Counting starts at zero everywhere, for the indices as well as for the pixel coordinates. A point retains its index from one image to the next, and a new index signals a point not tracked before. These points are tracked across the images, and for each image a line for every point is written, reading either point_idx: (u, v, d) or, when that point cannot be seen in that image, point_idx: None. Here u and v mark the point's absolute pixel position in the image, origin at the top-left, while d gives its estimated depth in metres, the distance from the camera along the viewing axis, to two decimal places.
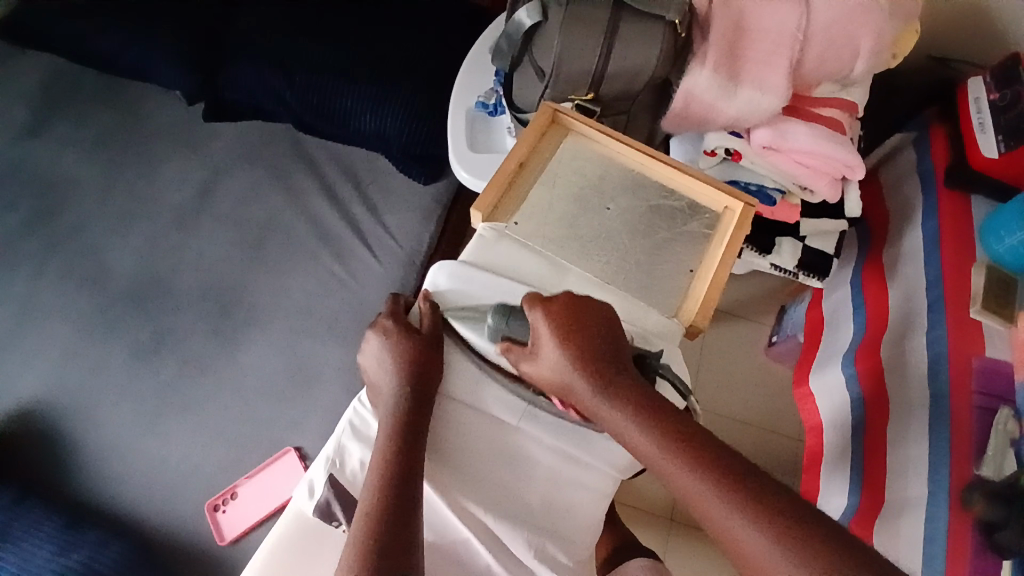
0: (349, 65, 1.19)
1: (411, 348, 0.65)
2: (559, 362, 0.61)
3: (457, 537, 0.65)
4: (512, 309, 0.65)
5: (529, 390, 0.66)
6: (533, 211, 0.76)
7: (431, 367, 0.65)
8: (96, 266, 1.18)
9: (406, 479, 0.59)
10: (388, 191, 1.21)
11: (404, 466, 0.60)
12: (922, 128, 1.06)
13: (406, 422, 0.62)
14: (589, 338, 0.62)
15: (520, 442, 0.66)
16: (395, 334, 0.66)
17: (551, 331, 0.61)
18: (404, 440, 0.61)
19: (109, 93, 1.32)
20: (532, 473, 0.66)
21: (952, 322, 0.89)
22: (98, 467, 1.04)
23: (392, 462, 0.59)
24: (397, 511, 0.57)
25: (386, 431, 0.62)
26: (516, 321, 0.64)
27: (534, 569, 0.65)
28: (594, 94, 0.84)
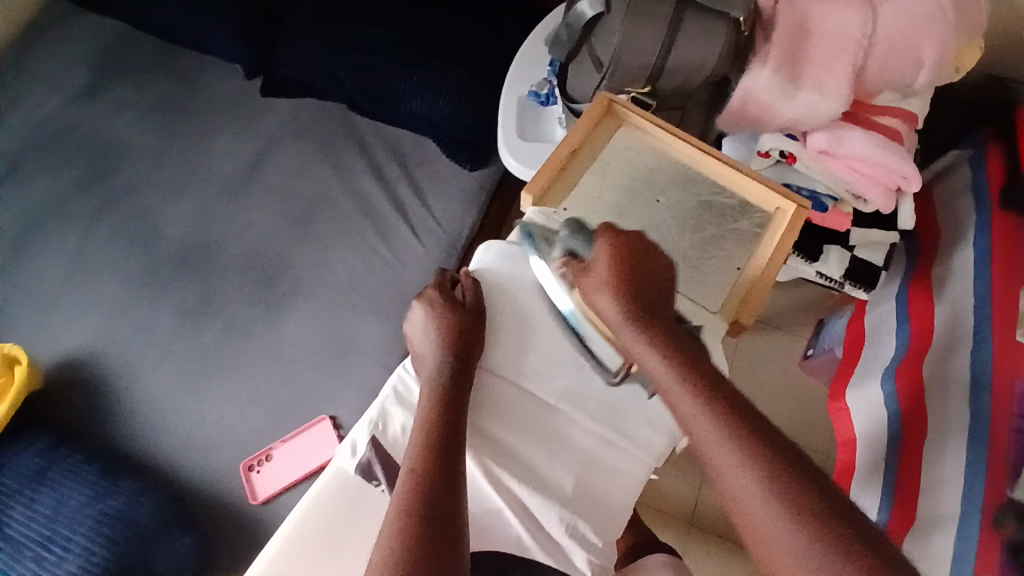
0: (404, 49, 1.21)
1: (458, 318, 0.67)
2: (609, 286, 0.64)
3: (491, 507, 0.66)
4: (583, 228, 0.67)
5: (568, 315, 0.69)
6: (583, 198, 0.78)
7: (475, 337, 0.67)
8: (149, 227, 1.22)
9: (451, 439, 0.61)
10: (434, 175, 1.23)
11: (448, 427, 0.62)
12: (979, 146, 1.04)
13: (450, 388, 0.64)
14: (643, 276, 0.64)
15: (558, 421, 0.68)
16: (441, 305, 0.68)
17: (608, 254, 0.64)
18: (448, 403, 0.63)
19: (173, 64, 1.37)
20: (569, 453, 0.67)
21: (997, 342, 0.87)
22: (141, 420, 1.08)
23: (436, 422, 0.62)
24: (443, 468, 0.59)
25: (430, 395, 0.64)
26: (582, 240, 0.67)
27: (567, 547, 0.65)
28: (651, 88, 0.85)
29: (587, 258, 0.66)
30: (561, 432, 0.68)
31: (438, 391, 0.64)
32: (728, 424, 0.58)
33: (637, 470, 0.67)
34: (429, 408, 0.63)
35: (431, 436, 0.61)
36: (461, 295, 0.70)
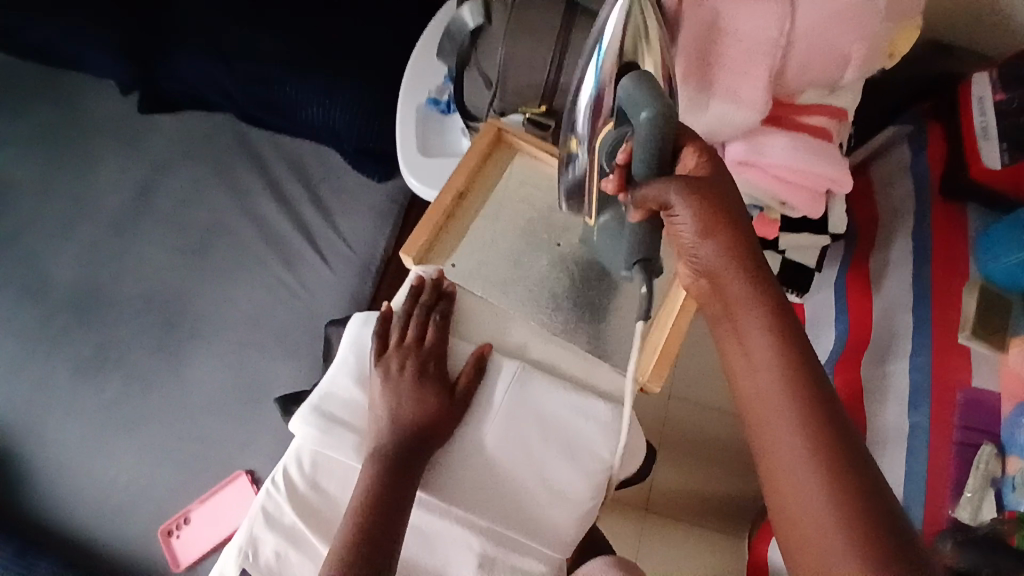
0: (289, 48, 1.06)
1: (399, 403, 0.58)
2: (685, 216, 0.48)
3: None
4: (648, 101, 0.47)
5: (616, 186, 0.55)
6: (472, 250, 0.69)
7: (431, 423, 0.59)
8: (34, 276, 1.11)
9: (386, 535, 0.53)
10: (340, 190, 1.13)
11: (383, 525, 0.53)
12: (916, 122, 0.96)
13: (385, 484, 0.55)
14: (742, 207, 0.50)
15: (452, 524, 0.59)
16: (401, 381, 0.59)
17: (683, 189, 0.48)
18: (384, 502, 0.54)
19: (37, 81, 1.21)
20: (461, 558, 0.59)
21: (935, 347, 0.83)
22: (48, 489, 1.01)
23: (366, 524, 0.53)
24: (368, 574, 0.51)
25: (360, 495, 0.55)
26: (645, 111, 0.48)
27: None
28: (546, 108, 0.73)
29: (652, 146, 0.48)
30: (452, 536, 0.59)
31: (372, 485, 0.55)
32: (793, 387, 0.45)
33: (540, 570, 0.60)
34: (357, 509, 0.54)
35: (362, 538, 0.53)
36: (401, 361, 0.60)
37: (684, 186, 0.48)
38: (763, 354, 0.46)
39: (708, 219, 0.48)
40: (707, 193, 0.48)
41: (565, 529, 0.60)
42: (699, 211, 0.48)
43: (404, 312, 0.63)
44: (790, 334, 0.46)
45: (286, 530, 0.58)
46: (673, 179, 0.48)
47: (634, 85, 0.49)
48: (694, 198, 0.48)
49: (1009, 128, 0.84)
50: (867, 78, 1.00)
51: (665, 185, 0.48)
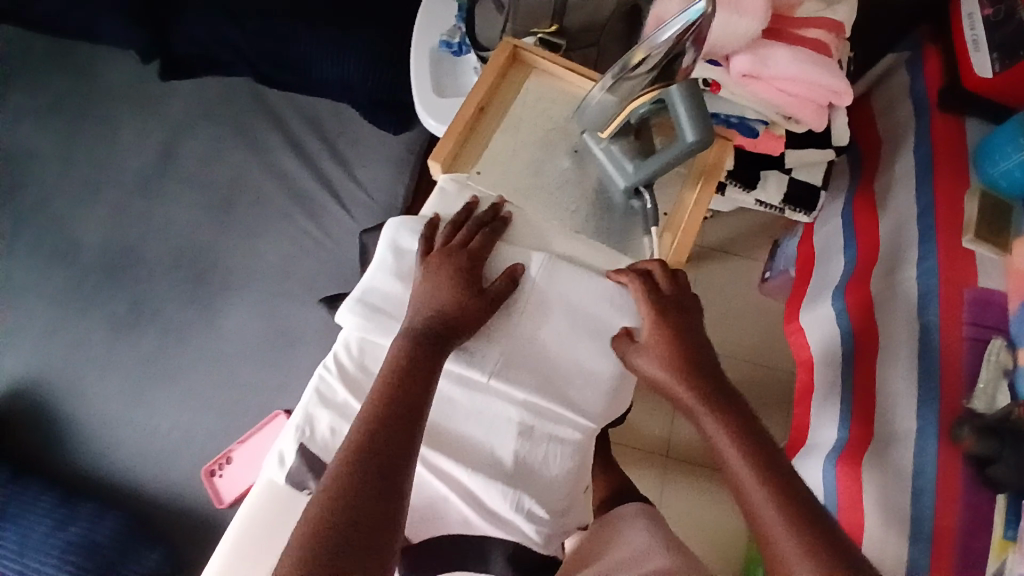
0: (303, 4, 1.09)
1: (441, 285, 0.61)
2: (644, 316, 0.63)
3: (434, 493, 0.63)
4: (696, 108, 0.61)
5: (622, 150, 0.69)
6: (494, 158, 0.72)
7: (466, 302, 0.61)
8: (64, 239, 1.13)
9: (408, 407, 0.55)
10: (357, 143, 1.18)
11: (409, 397, 0.55)
12: (915, 48, 1.02)
13: (414, 358, 0.57)
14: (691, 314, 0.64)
15: (493, 397, 0.63)
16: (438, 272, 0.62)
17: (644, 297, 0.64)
18: (408, 379, 0.56)
19: (57, 55, 1.23)
20: (502, 429, 0.62)
21: (942, 248, 0.87)
22: (90, 440, 1.04)
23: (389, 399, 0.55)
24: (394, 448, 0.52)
25: (386, 371, 0.56)
26: (689, 111, 0.62)
27: (509, 521, 0.62)
28: (557, 27, 0.78)
29: (694, 142, 0.62)
30: (494, 409, 0.63)
31: (399, 361, 0.57)
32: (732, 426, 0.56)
33: (576, 438, 0.63)
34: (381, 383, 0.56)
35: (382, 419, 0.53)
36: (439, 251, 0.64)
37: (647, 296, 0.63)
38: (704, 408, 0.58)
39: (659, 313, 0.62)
40: (676, 334, 0.62)
41: (597, 405, 0.63)
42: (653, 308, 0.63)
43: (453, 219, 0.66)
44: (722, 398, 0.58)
45: (339, 406, 0.61)
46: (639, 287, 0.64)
47: (687, 104, 0.61)
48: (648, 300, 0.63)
49: (999, 38, 0.90)
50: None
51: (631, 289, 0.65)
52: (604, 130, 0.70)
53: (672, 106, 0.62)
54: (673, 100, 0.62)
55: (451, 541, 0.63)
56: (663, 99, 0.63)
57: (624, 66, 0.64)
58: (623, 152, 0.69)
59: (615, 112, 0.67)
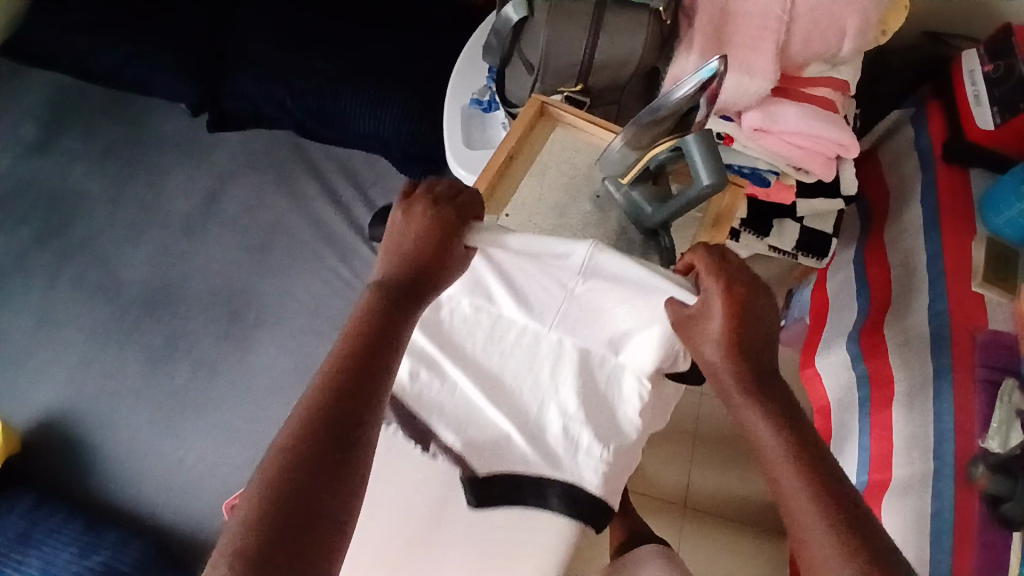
0: (346, 65, 1.18)
1: (415, 244, 0.58)
2: (717, 321, 0.55)
3: (501, 432, 0.76)
4: (710, 155, 0.67)
5: (641, 196, 0.74)
6: (523, 202, 0.78)
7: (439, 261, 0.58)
8: (107, 275, 1.20)
9: (366, 371, 0.54)
10: (388, 191, 1.24)
11: (371, 360, 0.55)
12: (918, 106, 1.08)
13: (376, 319, 0.56)
14: (767, 311, 0.56)
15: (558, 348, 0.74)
16: (416, 225, 0.59)
17: (720, 297, 0.55)
18: (369, 343, 0.55)
19: (113, 107, 1.33)
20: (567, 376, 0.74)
21: (952, 295, 0.90)
22: (120, 470, 1.07)
23: (346, 365, 0.54)
24: (350, 413, 0.52)
25: (347, 336, 0.56)
26: (705, 157, 0.67)
27: (568, 458, 0.75)
28: (583, 86, 0.85)
29: (710, 184, 0.67)
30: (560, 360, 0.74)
31: (362, 322, 0.56)
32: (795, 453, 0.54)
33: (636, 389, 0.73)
34: (343, 349, 0.55)
35: (340, 385, 0.53)
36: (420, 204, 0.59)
37: (722, 295, 0.55)
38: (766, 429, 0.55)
39: (734, 318, 0.54)
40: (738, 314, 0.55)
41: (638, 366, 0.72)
42: (729, 311, 0.54)
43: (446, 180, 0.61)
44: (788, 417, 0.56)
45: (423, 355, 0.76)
46: (716, 280, 0.55)
47: (704, 152, 0.67)
48: (728, 303, 0.54)
49: (998, 94, 0.96)
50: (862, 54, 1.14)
51: (711, 284, 0.55)
52: (625, 175, 0.75)
53: (687, 152, 0.68)
54: (689, 148, 0.68)
55: (512, 476, 0.75)
56: (680, 147, 0.69)
57: (649, 112, 0.68)
58: (641, 196, 0.74)
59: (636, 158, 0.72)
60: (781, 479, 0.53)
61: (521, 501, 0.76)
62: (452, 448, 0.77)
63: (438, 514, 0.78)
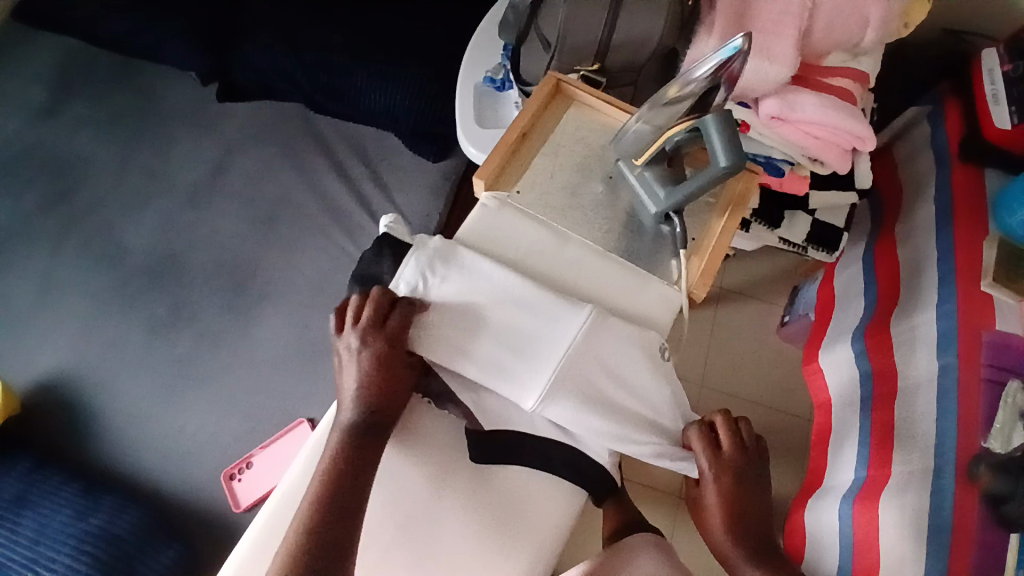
0: (359, 39, 1.17)
1: (359, 378, 0.68)
2: (710, 488, 0.69)
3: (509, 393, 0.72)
4: (729, 135, 0.66)
5: (657, 178, 0.73)
6: (534, 180, 0.77)
7: (387, 392, 0.68)
8: (113, 242, 1.19)
9: (347, 506, 0.62)
10: (397, 169, 1.23)
11: (350, 491, 0.63)
12: (935, 102, 1.07)
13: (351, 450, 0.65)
14: (750, 478, 0.70)
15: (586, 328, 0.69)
16: (368, 358, 0.68)
17: (711, 467, 0.68)
18: (344, 479, 0.63)
19: (122, 74, 1.32)
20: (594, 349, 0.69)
21: (961, 294, 0.89)
22: (118, 436, 1.07)
23: (332, 490, 0.62)
24: (336, 544, 0.59)
25: (324, 468, 0.64)
26: (724, 137, 0.66)
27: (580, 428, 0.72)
28: (600, 65, 0.84)
29: (729, 165, 0.66)
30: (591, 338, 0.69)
31: (342, 458, 0.64)
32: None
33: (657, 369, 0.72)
34: (319, 486, 0.63)
35: (323, 522, 0.60)
36: (358, 339, 0.68)
37: (711, 466, 0.68)
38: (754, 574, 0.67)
39: (722, 488, 0.68)
40: (731, 495, 0.68)
41: (641, 366, 0.71)
42: (717, 481, 0.68)
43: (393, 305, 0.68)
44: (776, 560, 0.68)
45: (434, 317, 0.70)
46: (708, 455, 0.69)
47: (721, 132, 0.66)
48: (718, 474, 0.68)
49: (1017, 93, 0.94)
50: (885, 48, 1.18)
51: (702, 461, 0.69)
52: (639, 156, 0.74)
53: (706, 134, 0.67)
54: (707, 129, 0.67)
55: (515, 439, 0.72)
56: (698, 128, 0.68)
57: (674, 93, 0.68)
58: (656, 179, 0.73)
59: (651, 139, 0.72)
60: None
61: (521, 462, 0.73)
62: (462, 403, 0.71)
63: (438, 472, 0.72)
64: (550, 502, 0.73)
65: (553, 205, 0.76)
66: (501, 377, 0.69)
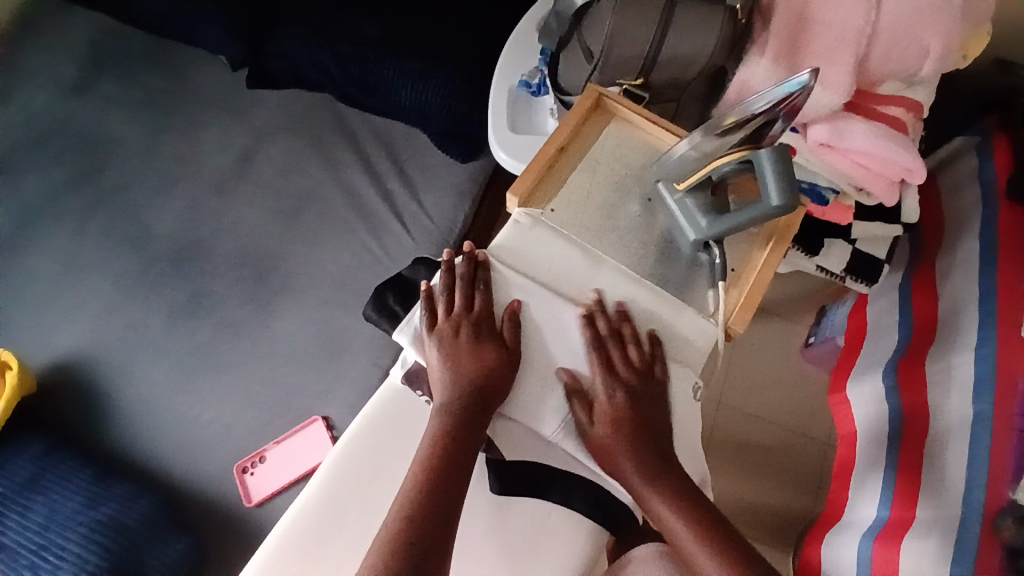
0: (395, 34, 1.14)
1: (446, 363, 0.66)
2: (593, 367, 0.68)
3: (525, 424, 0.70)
4: (784, 169, 0.63)
5: (700, 205, 0.71)
6: (570, 198, 0.75)
7: (489, 377, 0.66)
8: (137, 226, 1.18)
9: (445, 486, 0.62)
10: (426, 168, 1.21)
11: (450, 474, 0.63)
12: (985, 134, 1.03)
13: (455, 435, 0.64)
14: (632, 365, 0.68)
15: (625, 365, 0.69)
16: (461, 341, 0.66)
17: (591, 346, 0.68)
18: (447, 461, 0.64)
19: (155, 54, 1.31)
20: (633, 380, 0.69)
21: (1000, 338, 0.85)
22: (135, 423, 1.07)
23: (436, 472, 0.63)
24: (437, 524, 0.60)
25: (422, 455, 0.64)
26: (779, 171, 0.63)
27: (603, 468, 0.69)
28: (644, 81, 0.81)
29: (782, 204, 0.63)
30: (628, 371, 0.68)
31: (441, 438, 0.64)
32: (660, 477, 0.65)
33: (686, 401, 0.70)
34: (421, 469, 0.63)
35: (421, 508, 0.61)
36: (450, 330, 0.67)
37: (592, 344, 0.68)
38: (626, 460, 0.65)
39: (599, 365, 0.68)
40: (630, 416, 0.66)
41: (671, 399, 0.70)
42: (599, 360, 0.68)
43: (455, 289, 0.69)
44: (658, 454, 0.66)
45: None
46: (589, 331, 0.69)
47: (776, 169, 0.63)
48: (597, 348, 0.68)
49: None
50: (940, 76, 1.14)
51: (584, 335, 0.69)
52: (681, 181, 0.72)
53: (759, 168, 0.64)
54: (761, 162, 0.64)
55: (536, 469, 0.70)
56: (750, 160, 0.65)
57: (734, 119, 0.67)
58: (699, 206, 0.71)
59: (697, 165, 0.70)
60: (655, 511, 0.65)
61: (544, 496, 0.71)
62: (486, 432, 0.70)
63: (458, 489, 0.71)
64: (569, 533, 0.71)
65: (589, 227, 0.74)
66: (522, 406, 0.68)
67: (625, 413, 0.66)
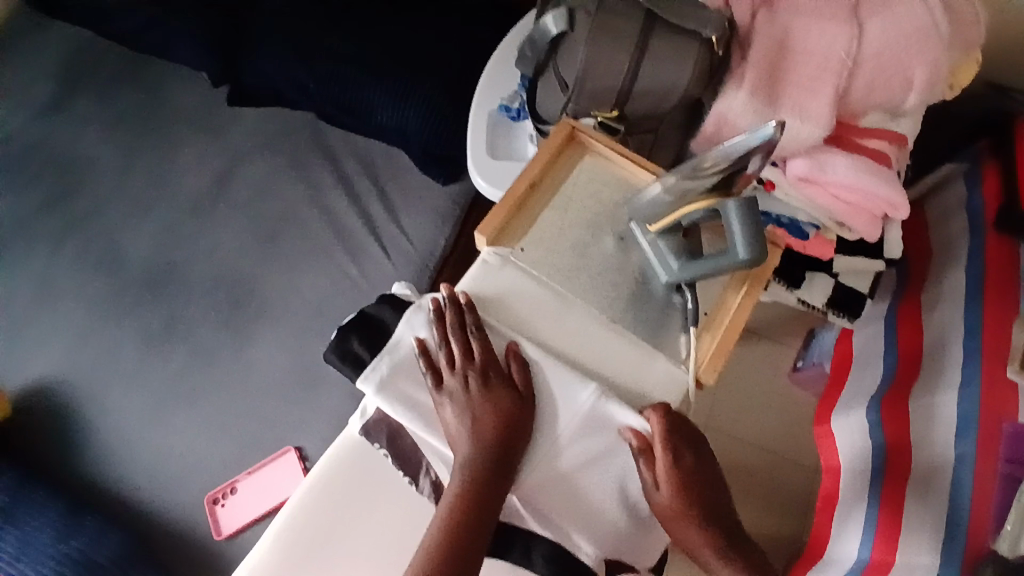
0: (374, 53, 1.12)
1: (461, 412, 0.64)
2: (660, 448, 0.64)
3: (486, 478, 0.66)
4: (751, 219, 0.61)
5: (671, 249, 0.70)
6: (540, 237, 0.72)
7: (507, 419, 0.64)
8: (112, 248, 1.17)
9: (461, 540, 0.60)
10: (406, 189, 1.19)
11: (475, 524, 0.61)
12: (974, 162, 1.01)
13: (479, 485, 0.62)
14: (693, 437, 0.66)
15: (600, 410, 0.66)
16: (475, 391, 0.64)
17: (660, 427, 0.64)
18: (471, 512, 0.61)
19: (133, 72, 1.29)
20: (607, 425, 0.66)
21: (985, 378, 0.82)
22: (106, 451, 1.05)
23: (462, 523, 0.61)
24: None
25: (446, 508, 0.62)
26: (746, 222, 0.61)
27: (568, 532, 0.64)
28: (619, 112, 0.79)
29: (749, 257, 0.62)
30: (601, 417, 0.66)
31: (465, 489, 0.62)
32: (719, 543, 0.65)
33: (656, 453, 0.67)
34: (442, 522, 0.61)
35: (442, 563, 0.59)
36: (460, 381, 0.65)
37: (661, 425, 0.64)
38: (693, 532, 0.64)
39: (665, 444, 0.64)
40: (691, 485, 0.64)
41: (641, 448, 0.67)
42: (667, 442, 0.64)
43: (460, 337, 0.66)
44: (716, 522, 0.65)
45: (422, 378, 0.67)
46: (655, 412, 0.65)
47: (742, 221, 0.61)
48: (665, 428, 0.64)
49: None
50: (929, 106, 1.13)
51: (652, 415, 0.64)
52: (654, 223, 0.70)
53: (725, 219, 0.62)
54: (728, 213, 0.62)
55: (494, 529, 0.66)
56: (717, 209, 0.63)
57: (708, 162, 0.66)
58: (671, 250, 0.70)
59: (667, 210, 0.69)
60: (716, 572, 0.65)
61: None
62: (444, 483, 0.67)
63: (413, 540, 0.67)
64: None
65: (560, 267, 0.72)
66: None
67: (691, 479, 0.65)
